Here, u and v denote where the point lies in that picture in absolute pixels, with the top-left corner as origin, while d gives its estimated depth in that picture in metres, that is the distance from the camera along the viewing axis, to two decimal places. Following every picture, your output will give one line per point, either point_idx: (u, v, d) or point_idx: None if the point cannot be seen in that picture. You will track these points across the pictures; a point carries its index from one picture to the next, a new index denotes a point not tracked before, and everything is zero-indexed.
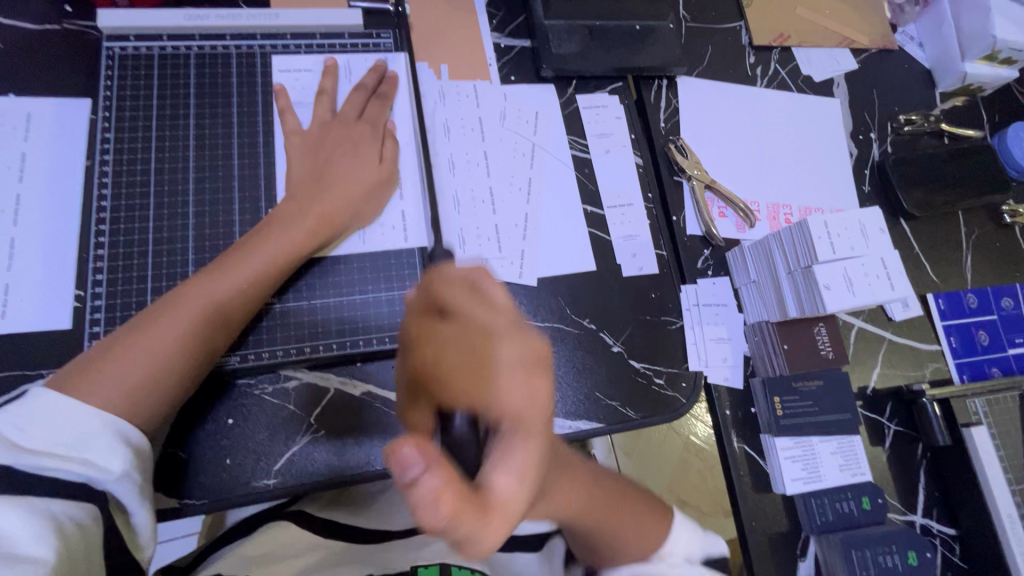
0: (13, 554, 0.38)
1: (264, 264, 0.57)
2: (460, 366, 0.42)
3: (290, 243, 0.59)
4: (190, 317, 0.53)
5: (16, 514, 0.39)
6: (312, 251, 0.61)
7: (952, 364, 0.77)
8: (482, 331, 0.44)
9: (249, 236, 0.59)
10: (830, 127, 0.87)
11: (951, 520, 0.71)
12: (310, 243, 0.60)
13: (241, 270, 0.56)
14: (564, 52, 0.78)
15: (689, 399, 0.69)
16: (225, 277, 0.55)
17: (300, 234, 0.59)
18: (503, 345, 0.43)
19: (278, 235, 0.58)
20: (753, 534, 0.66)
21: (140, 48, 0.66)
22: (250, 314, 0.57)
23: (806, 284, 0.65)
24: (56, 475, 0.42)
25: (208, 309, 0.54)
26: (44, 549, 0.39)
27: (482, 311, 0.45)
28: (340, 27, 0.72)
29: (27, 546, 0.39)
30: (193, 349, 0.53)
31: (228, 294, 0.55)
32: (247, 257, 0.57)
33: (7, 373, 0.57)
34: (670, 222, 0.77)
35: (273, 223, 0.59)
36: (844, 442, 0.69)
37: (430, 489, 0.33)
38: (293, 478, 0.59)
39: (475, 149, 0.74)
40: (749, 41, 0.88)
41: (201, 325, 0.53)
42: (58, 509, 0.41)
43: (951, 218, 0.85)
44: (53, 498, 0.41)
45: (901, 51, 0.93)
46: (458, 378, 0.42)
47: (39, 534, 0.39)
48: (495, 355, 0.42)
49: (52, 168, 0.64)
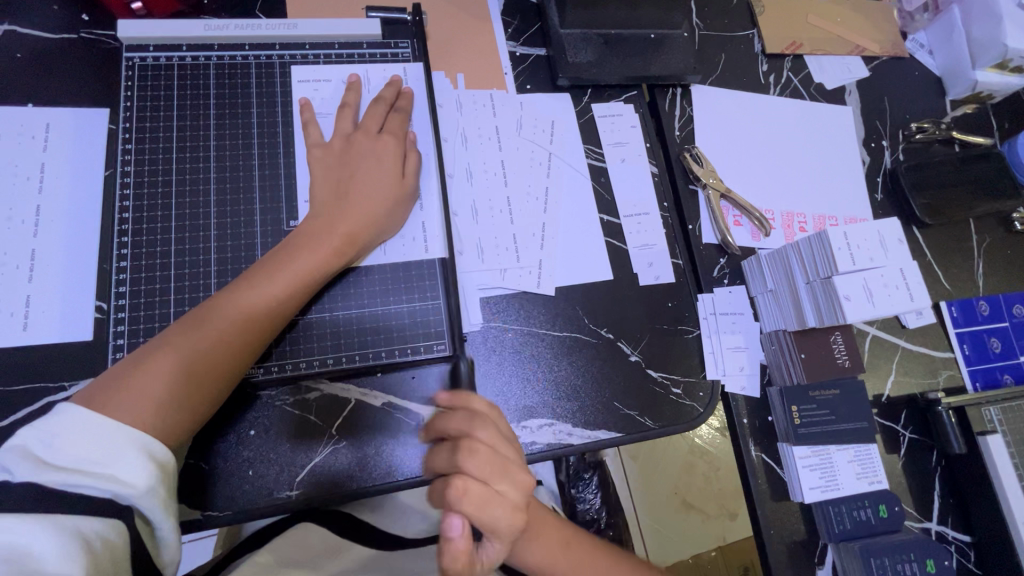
0: (39, 572, 0.38)
1: (292, 281, 0.57)
2: (476, 491, 0.47)
3: (316, 259, 0.59)
4: (219, 336, 0.53)
5: (43, 531, 0.39)
6: (336, 268, 0.61)
7: (965, 372, 0.78)
8: (500, 456, 0.50)
9: (274, 251, 0.59)
10: (842, 135, 0.87)
11: (966, 527, 0.71)
12: (334, 260, 0.60)
13: (266, 287, 0.56)
14: (580, 61, 0.78)
15: (707, 408, 0.69)
16: (252, 294, 0.55)
17: (325, 251, 0.59)
18: (507, 476, 0.49)
19: (304, 250, 0.58)
20: (771, 541, 0.67)
21: (160, 58, 0.66)
22: (274, 330, 0.57)
23: (826, 295, 0.65)
24: (79, 491, 0.41)
25: (235, 327, 0.54)
26: (69, 567, 0.39)
27: (490, 433, 0.51)
28: (358, 37, 0.72)
29: (52, 564, 0.38)
30: (220, 367, 0.53)
31: (254, 311, 0.55)
32: (273, 274, 0.57)
33: (31, 386, 0.57)
34: (685, 231, 0.77)
35: (298, 239, 0.59)
36: (861, 450, 0.70)
37: (455, 553, 0.46)
38: (315, 488, 0.59)
39: (493, 158, 0.74)
40: (762, 50, 0.88)
41: (229, 343, 0.53)
42: (83, 526, 0.41)
43: (962, 226, 0.85)
44: (76, 514, 0.41)
45: (912, 59, 0.94)
46: (473, 501, 0.47)
47: (64, 551, 0.39)
48: (501, 482, 0.49)
49: (72, 179, 0.63)
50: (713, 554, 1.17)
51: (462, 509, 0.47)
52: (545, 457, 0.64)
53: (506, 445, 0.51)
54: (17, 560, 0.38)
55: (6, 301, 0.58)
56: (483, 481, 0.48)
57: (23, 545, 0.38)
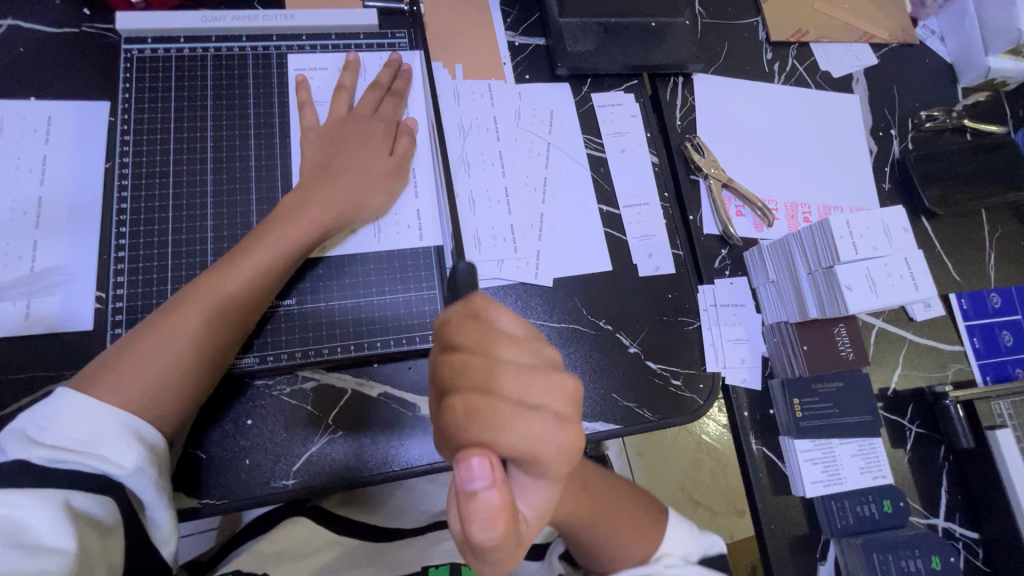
0: (35, 544, 0.38)
1: (272, 257, 0.57)
2: (497, 415, 0.34)
3: (296, 234, 0.58)
4: (200, 314, 0.53)
5: (35, 504, 0.40)
6: (317, 242, 0.61)
7: (974, 366, 0.76)
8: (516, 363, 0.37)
9: (257, 229, 0.59)
10: (849, 123, 0.85)
11: (975, 524, 0.70)
12: (317, 235, 0.60)
13: (247, 264, 0.56)
14: (580, 50, 0.77)
15: (707, 400, 0.69)
16: (231, 272, 0.55)
17: (306, 225, 0.59)
18: (537, 388, 0.36)
19: (284, 226, 0.58)
20: (773, 536, 0.66)
21: (157, 51, 0.67)
22: (261, 308, 0.57)
23: (827, 285, 0.64)
24: (68, 467, 0.42)
25: (217, 302, 0.54)
26: (63, 540, 0.39)
27: (503, 342, 0.37)
28: (355, 28, 0.72)
29: (46, 537, 0.39)
30: (205, 344, 0.53)
31: (237, 290, 0.55)
32: (255, 252, 0.56)
33: (31, 374, 0.58)
34: (686, 222, 0.76)
35: (279, 216, 0.59)
36: (865, 444, 0.68)
37: (489, 506, 0.31)
38: (311, 477, 0.59)
39: (491, 149, 0.74)
40: (766, 37, 0.87)
41: (212, 322, 0.53)
42: (74, 498, 0.41)
43: (973, 216, 0.83)
44: (70, 488, 0.42)
45: (923, 46, 0.91)
46: (503, 427, 0.34)
47: (57, 525, 0.40)
48: (530, 399, 0.36)
49: (74, 171, 0.64)
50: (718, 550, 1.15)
51: (482, 438, 0.33)
52: None
53: (527, 349, 0.38)
54: (12, 532, 0.38)
55: (7, 291, 0.59)
56: (507, 401, 0.35)
57: (17, 518, 0.39)
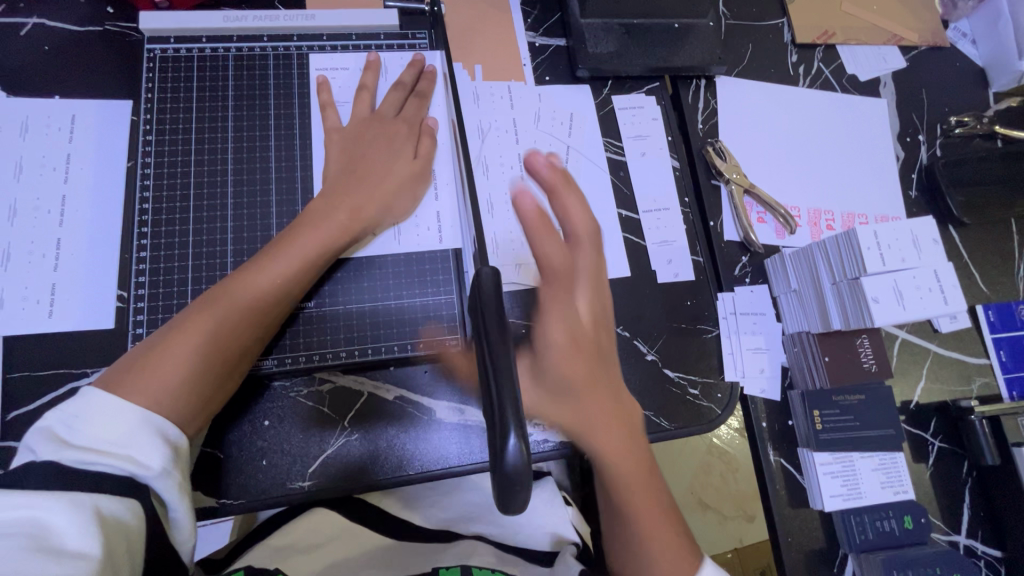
0: (61, 549, 0.38)
1: (299, 260, 0.57)
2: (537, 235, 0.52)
3: (323, 236, 0.58)
4: (229, 315, 0.53)
5: (60, 507, 0.40)
6: (342, 248, 0.61)
7: (1000, 380, 0.74)
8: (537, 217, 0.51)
9: (284, 230, 0.59)
10: (875, 127, 0.83)
11: (997, 541, 0.68)
12: (342, 239, 0.59)
13: (267, 269, 0.55)
14: (601, 52, 0.76)
15: (725, 410, 0.68)
16: (258, 274, 0.55)
17: (332, 228, 0.59)
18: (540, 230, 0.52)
19: (310, 228, 0.58)
20: (789, 549, 0.65)
21: (180, 50, 0.67)
22: (283, 310, 0.57)
23: (852, 296, 0.63)
24: (95, 469, 0.42)
25: (243, 302, 0.54)
26: (90, 546, 0.39)
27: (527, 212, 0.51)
28: (376, 28, 0.72)
29: (72, 542, 0.39)
30: (231, 346, 0.53)
31: (263, 292, 0.55)
32: (274, 259, 0.56)
33: (53, 371, 0.59)
34: (706, 228, 0.75)
35: (306, 218, 0.59)
36: (887, 459, 0.67)
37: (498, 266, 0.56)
38: (326, 479, 0.60)
39: (510, 152, 0.73)
40: (791, 39, 0.85)
41: (240, 322, 0.53)
42: (103, 504, 0.41)
43: (1002, 225, 0.81)
44: (99, 492, 0.41)
45: (953, 49, 0.89)
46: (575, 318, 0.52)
47: (82, 528, 0.39)
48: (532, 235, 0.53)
49: (98, 169, 0.65)
50: (728, 554, 1.14)
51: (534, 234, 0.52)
52: (542, 458, 0.63)
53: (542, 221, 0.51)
54: (40, 535, 0.39)
55: (33, 288, 0.60)
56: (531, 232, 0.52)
57: (46, 520, 0.39)
